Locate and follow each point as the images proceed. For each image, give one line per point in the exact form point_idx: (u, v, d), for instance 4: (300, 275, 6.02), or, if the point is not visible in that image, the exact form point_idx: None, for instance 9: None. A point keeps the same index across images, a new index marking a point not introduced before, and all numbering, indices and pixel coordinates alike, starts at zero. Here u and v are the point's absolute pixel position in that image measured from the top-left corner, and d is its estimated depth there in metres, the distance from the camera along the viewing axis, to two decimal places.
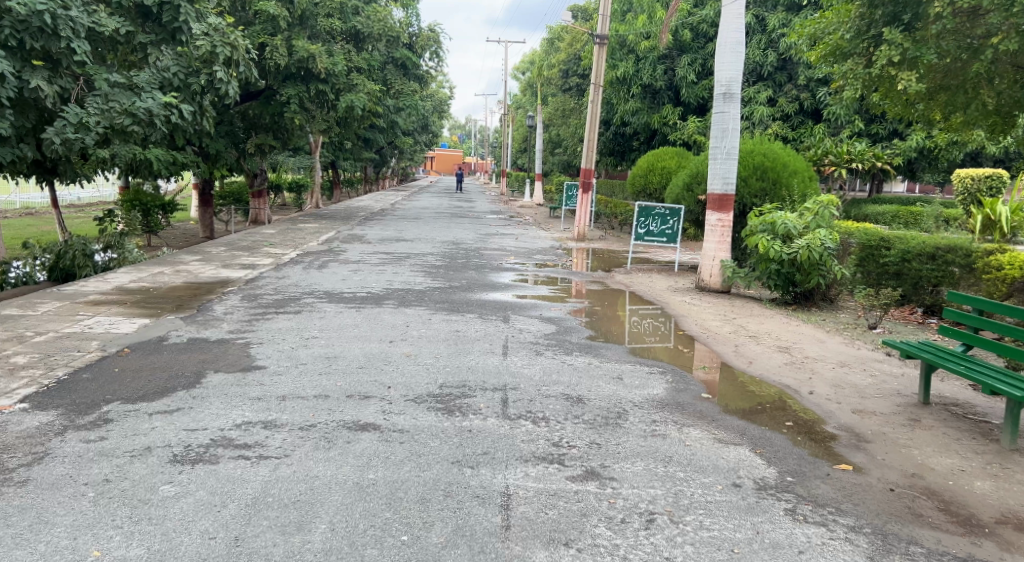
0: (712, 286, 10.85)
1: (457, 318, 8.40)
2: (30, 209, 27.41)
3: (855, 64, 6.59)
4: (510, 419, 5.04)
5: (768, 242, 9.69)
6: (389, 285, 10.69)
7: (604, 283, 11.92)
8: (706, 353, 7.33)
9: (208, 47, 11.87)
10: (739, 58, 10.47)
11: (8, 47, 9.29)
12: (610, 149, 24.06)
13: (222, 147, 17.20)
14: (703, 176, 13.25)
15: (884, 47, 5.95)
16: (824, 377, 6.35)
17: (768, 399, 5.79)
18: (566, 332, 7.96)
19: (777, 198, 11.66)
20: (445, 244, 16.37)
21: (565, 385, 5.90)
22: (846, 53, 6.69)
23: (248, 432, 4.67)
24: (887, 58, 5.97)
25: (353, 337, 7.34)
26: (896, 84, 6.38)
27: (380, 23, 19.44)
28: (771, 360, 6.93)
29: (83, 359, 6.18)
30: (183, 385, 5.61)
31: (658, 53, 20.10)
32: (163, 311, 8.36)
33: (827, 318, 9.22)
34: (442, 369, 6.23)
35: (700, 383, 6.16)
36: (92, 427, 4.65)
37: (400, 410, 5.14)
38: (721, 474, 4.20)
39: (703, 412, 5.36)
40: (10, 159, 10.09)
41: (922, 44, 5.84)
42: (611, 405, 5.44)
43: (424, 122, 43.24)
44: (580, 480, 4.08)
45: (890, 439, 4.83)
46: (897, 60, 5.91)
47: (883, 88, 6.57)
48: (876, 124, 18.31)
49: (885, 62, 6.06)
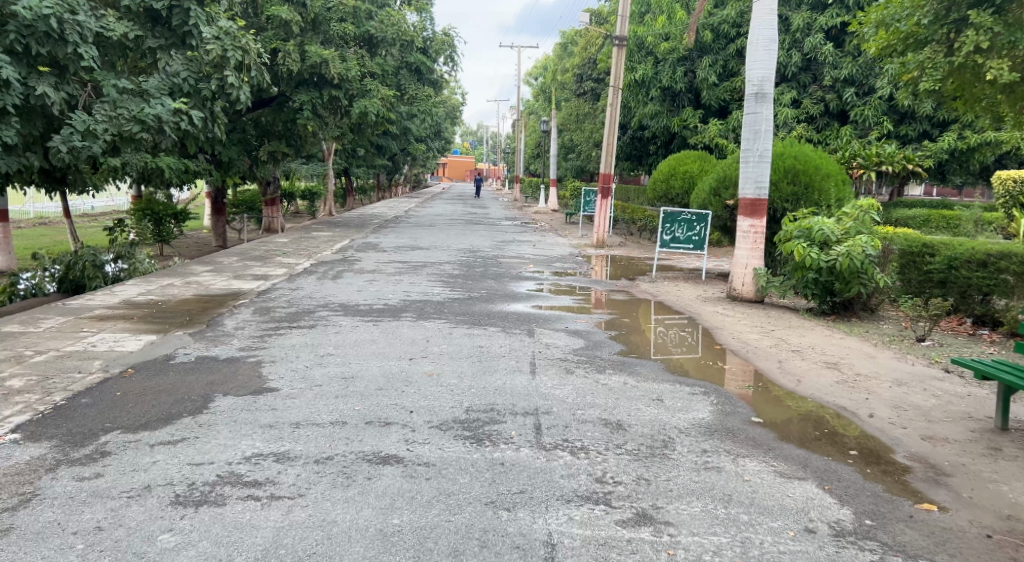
0: (744, 295, 10.32)
1: (479, 332, 7.95)
2: (45, 220, 27.12)
3: (933, 52, 6.61)
4: (545, 449, 4.57)
5: (804, 249, 9.24)
6: (406, 296, 10.24)
7: (628, 292, 11.41)
8: (742, 369, 6.84)
9: (219, 51, 11.31)
10: (772, 56, 10.01)
11: (13, 53, 8.93)
12: (627, 154, 23.61)
13: (235, 154, 16.86)
14: (732, 179, 12.51)
15: (973, 31, 6.02)
16: (882, 397, 5.85)
17: (823, 422, 5.30)
18: (595, 347, 7.48)
19: (810, 203, 11.09)
20: (462, 252, 15.90)
21: (601, 409, 5.42)
22: (923, 40, 6.69)
23: (259, 466, 4.23)
24: (975, 44, 6.05)
25: (371, 354, 6.89)
26: (976, 73, 6.44)
27: (394, 27, 19.10)
28: (821, 379, 6.43)
29: (84, 382, 5.78)
30: (189, 410, 5.18)
31: (678, 54, 19.61)
32: (172, 327, 7.94)
33: (871, 331, 8.68)
34: (468, 391, 5.75)
35: (749, 405, 5.66)
36: (86, 462, 4.22)
37: (424, 439, 4.68)
38: (790, 517, 3.77)
39: (757, 440, 4.89)
40: (15, 168, 9.71)
41: (1015, 28, 5.91)
42: (655, 432, 4.96)
43: (436, 129, 42.84)
44: (633, 525, 3.63)
45: (972, 472, 4.37)
46: (987, 45, 5.98)
47: (960, 77, 6.63)
48: (905, 124, 17.58)
49: (971, 49, 6.12)
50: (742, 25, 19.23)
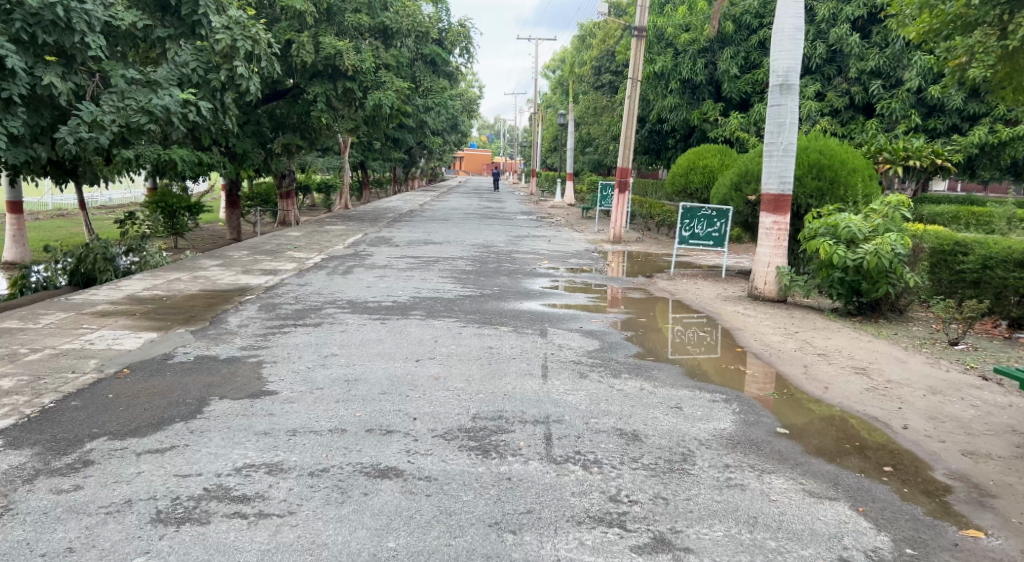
0: (766, 295, 9.94)
1: (489, 332, 7.65)
2: (62, 211, 27.14)
3: (985, 36, 7.30)
4: (555, 463, 4.27)
5: (829, 247, 8.85)
6: (416, 293, 9.96)
7: (646, 289, 11.08)
8: (765, 373, 6.50)
9: (228, 41, 10.90)
10: (798, 46, 9.64)
11: (19, 42, 8.72)
12: (645, 148, 23.21)
13: (249, 146, 16.58)
14: (753, 173, 11.98)
15: None
16: (916, 406, 5.51)
17: (854, 435, 4.96)
18: (611, 349, 7.15)
19: (836, 199, 10.68)
20: (475, 247, 15.60)
21: (616, 417, 5.09)
22: (975, 22, 7.37)
23: (249, 479, 3.97)
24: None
25: (376, 354, 6.62)
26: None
27: (409, 18, 18.72)
28: (850, 385, 6.08)
29: (76, 382, 5.55)
30: (182, 415, 4.93)
31: (698, 45, 19.15)
32: (173, 325, 7.69)
33: (900, 333, 8.31)
34: (474, 397, 5.46)
35: (773, 414, 5.32)
36: (67, 473, 3.97)
37: (427, 450, 4.40)
38: (822, 544, 3.48)
39: (783, 453, 4.57)
40: (23, 160, 9.51)
41: None
42: (673, 444, 4.64)
43: (453, 123, 42.59)
44: (649, 552, 3.36)
45: (1020, 494, 4.08)
46: None
47: (1011, 60, 7.27)
48: (934, 117, 17.10)
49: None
50: (765, 16, 18.81)
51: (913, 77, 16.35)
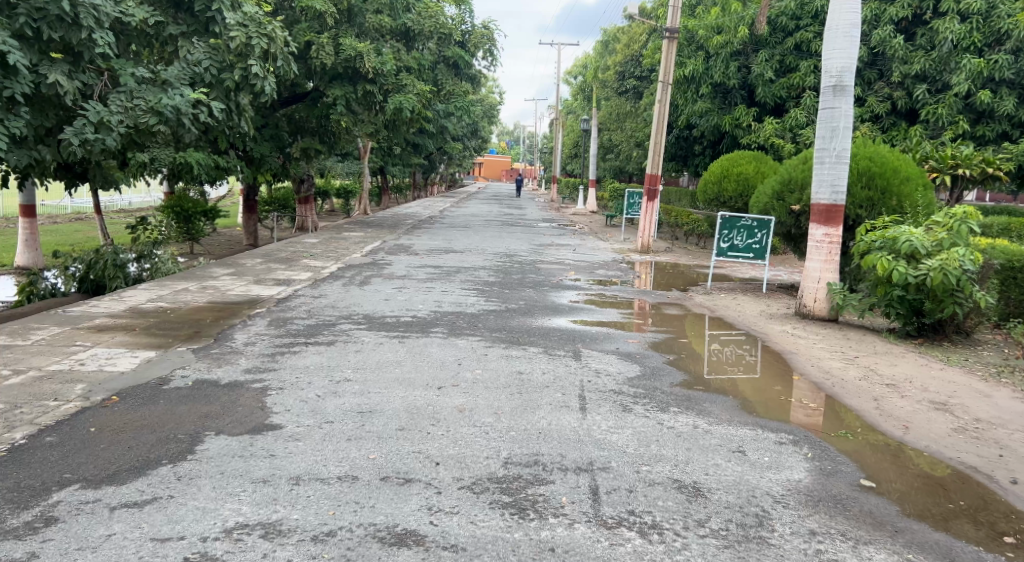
0: (816, 313, 9.16)
1: (518, 355, 6.92)
2: (79, 216, 26.65)
3: None
4: (606, 527, 3.57)
5: (888, 261, 8.05)
6: (437, 307, 9.27)
7: (683, 305, 10.28)
8: (832, 407, 5.71)
9: (243, 38, 10.29)
10: (853, 44, 8.89)
11: (22, 38, 8.13)
12: (672, 154, 22.45)
13: (266, 150, 15.98)
14: (797, 181, 11.15)
15: None
16: (1018, 453, 4.76)
17: (953, 487, 4.21)
18: (654, 376, 6.39)
19: (887, 210, 9.90)
20: (498, 257, 14.90)
21: (672, 465, 4.37)
22: None
23: (241, 545, 3.33)
24: None
25: (393, 381, 5.90)
26: None
27: (431, 19, 18.09)
28: (933, 424, 5.30)
29: (57, 412, 4.93)
30: (170, 455, 4.28)
31: (732, 47, 18.26)
32: (174, 342, 7.03)
33: (971, 359, 7.52)
34: (507, 436, 4.74)
35: (853, 461, 4.56)
36: (23, 536, 3.35)
37: (452, 507, 3.71)
38: None
39: (876, 514, 3.84)
40: (26, 163, 8.93)
41: None
42: (745, 502, 3.92)
43: (473, 129, 41.88)
44: None
45: None
46: None
47: None
48: (982, 124, 15.95)
49: None
50: (802, 17, 18.02)
51: (962, 81, 15.53)
